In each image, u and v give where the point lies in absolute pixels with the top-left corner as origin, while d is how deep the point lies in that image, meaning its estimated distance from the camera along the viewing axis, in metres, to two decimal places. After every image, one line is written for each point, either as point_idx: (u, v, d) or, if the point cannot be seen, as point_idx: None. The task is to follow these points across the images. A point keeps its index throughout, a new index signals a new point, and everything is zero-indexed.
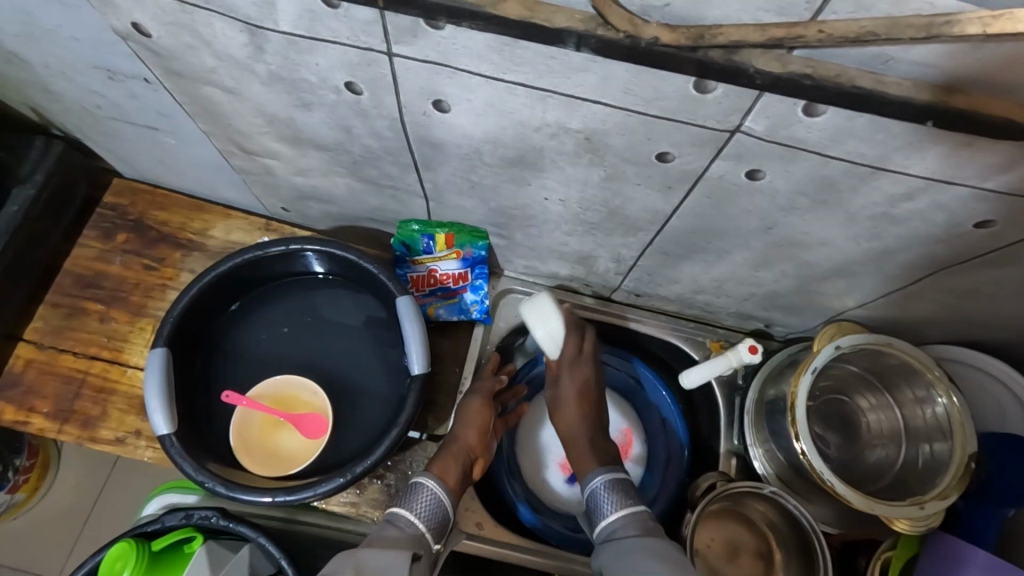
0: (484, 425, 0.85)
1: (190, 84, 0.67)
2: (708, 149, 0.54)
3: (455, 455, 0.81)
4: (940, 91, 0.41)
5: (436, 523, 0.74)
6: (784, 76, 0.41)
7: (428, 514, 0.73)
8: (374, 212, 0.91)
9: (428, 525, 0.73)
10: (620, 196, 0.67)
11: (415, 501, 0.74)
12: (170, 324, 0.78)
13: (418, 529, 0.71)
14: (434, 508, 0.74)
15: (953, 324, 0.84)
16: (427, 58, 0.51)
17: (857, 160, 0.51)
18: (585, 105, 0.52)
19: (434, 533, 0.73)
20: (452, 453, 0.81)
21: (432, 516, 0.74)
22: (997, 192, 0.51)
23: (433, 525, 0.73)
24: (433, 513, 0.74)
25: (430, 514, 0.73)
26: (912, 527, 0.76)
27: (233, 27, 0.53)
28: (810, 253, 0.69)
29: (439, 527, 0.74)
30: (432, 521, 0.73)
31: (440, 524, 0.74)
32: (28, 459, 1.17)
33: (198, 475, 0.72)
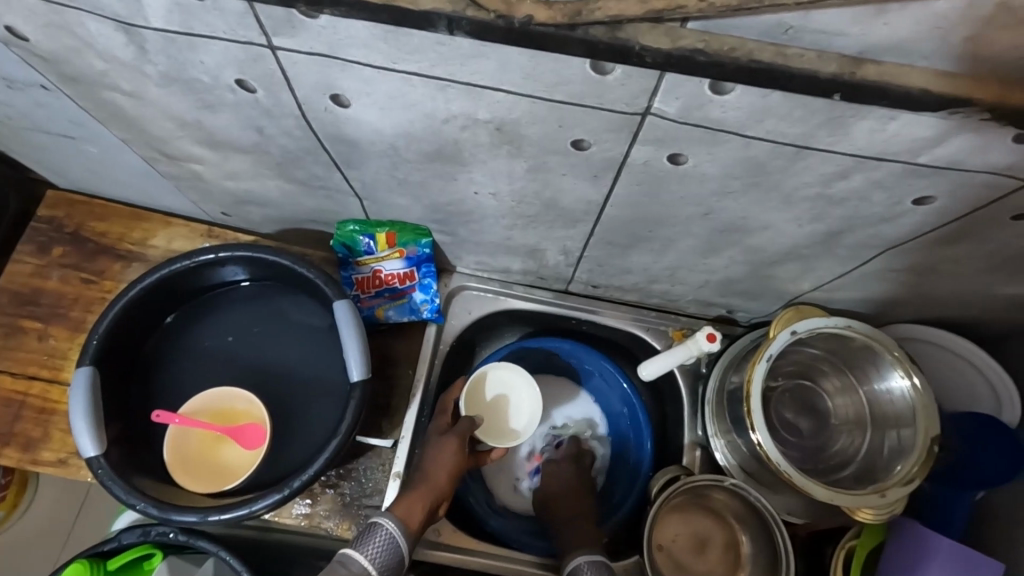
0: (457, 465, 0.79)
1: (89, 88, 0.63)
2: (624, 134, 0.50)
3: (425, 495, 0.74)
4: (847, 61, 0.37)
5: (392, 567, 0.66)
6: (674, 52, 0.37)
7: (383, 559, 0.65)
8: (313, 213, 0.86)
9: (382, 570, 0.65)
10: (550, 188, 0.62)
11: (369, 542, 0.66)
12: (98, 339, 0.75)
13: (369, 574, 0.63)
14: (392, 551, 0.66)
15: (920, 306, 0.79)
16: (313, 50, 0.47)
17: (778, 141, 0.46)
18: (487, 93, 0.48)
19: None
20: (422, 491, 0.74)
21: (387, 560, 0.66)
22: (933, 168, 0.47)
23: (388, 568, 0.66)
24: (388, 555, 0.66)
25: (387, 559, 0.66)
26: (875, 517, 0.74)
27: (108, 25, 0.50)
28: (755, 238, 0.65)
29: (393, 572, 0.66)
30: (385, 567, 0.65)
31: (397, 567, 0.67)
32: (5, 478, 1.14)
33: (129, 498, 0.69)
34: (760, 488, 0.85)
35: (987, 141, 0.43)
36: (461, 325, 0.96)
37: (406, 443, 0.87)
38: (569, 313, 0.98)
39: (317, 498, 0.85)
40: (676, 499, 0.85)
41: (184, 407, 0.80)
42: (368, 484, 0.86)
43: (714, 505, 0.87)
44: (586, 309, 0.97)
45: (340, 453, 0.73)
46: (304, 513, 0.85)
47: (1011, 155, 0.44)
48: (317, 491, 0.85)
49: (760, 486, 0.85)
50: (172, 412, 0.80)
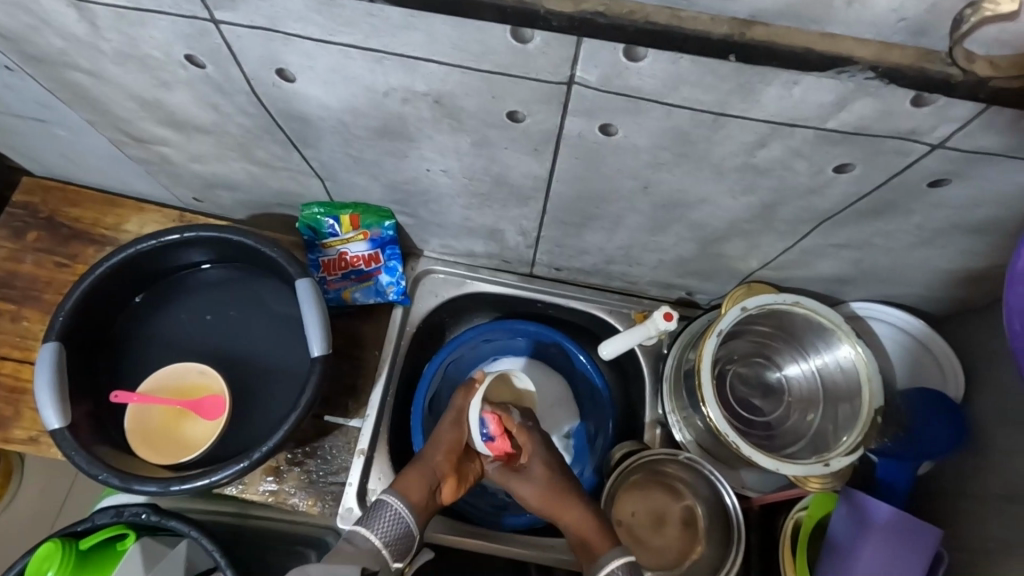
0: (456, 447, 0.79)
1: (51, 69, 0.65)
2: (554, 105, 0.53)
3: (423, 472, 0.76)
4: (737, 23, 0.39)
5: (400, 542, 0.70)
6: (577, 15, 0.39)
7: (389, 533, 0.69)
8: (279, 196, 0.87)
9: (388, 544, 0.69)
10: (495, 162, 0.65)
11: (377, 518, 0.70)
12: (63, 316, 0.77)
13: (375, 546, 0.68)
14: (399, 529, 0.70)
15: (866, 283, 0.81)
16: (254, 23, 0.50)
17: (695, 108, 0.49)
18: (420, 64, 0.51)
19: (394, 551, 0.69)
20: (420, 469, 0.76)
21: (396, 533, 0.70)
22: (842, 133, 0.50)
23: (396, 544, 0.69)
24: (395, 529, 0.70)
25: (395, 534, 0.69)
26: (824, 486, 0.78)
27: (60, 2, 0.53)
28: (697, 212, 0.68)
29: (402, 544, 0.70)
30: (392, 539, 0.69)
31: (404, 543, 0.70)
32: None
33: (91, 468, 0.71)
34: (715, 463, 0.87)
35: (886, 104, 0.46)
36: (427, 308, 0.98)
37: (371, 420, 0.89)
38: (534, 295, 1.00)
39: (283, 475, 0.86)
40: (634, 476, 0.87)
41: (144, 385, 0.82)
42: (334, 462, 0.88)
43: (671, 481, 0.88)
44: (552, 291, 0.99)
45: (301, 425, 0.75)
46: (270, 490, 0.86)
47: (912, 119, 0.47)
48: (281, 469, 0.87)
49: (715, 461, 0.87)
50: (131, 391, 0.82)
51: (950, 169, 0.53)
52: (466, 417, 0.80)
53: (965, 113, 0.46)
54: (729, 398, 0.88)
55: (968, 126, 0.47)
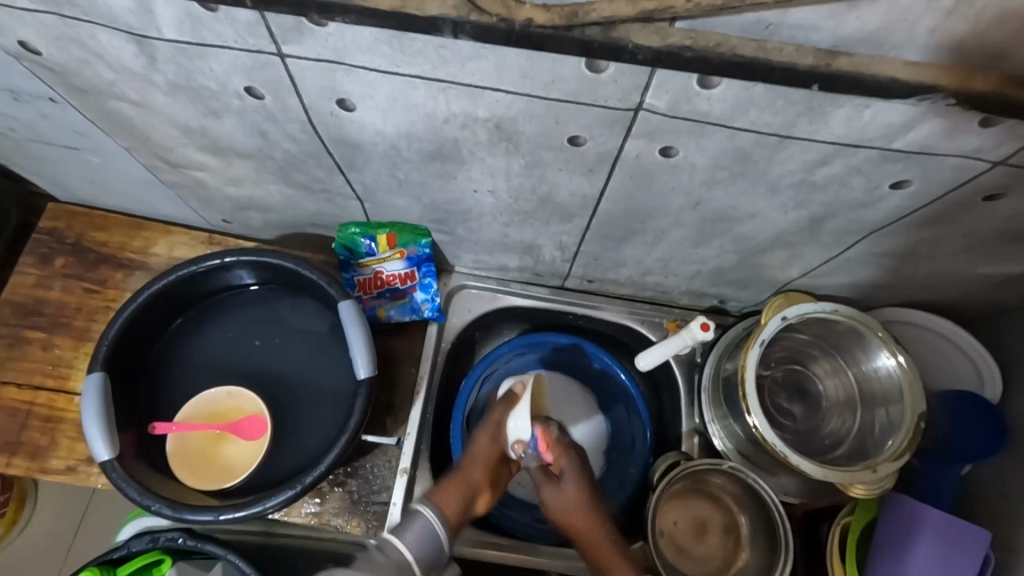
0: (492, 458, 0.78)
1: (96, 99, 0.65)
2: (617, 129, 0.53)
3: (461, 486, 0.75)
4: (823, 53, 0.42)
5: (429, 556, 0.67)
6: (664, 48, 0.41)
7: (421, 548, 0.66)
8: (313, 217, 0.87)
9: (418, 558, 0.66)
10: (546, 183, 0.65)
11: (408, 531, 0.67)
12: (106, 346, 0.77)
13: (404, 558, 0.65)
14: (430, 538, 0.68)
15: (903, 289, 0.82)
16: (320, 56, 0.50)
17: (762, 130, 0.50)
18: (486, 93, 0.51)
19: (424, 565, 0.66)
20: (458, 484, 0.75)
21: (425, 546, 0.67)
22: (905, 152, 0.51)
23: (426, 559, 0.66)
24: (425, 543, 0.67)
25: (427, 546, 0.67)
26: (869, 492, 0.77)
27: (119, 37, 0.53)
28: (743, 226, 0.68)
29: (432, 559, 0.67)
30: (423, 551, 0.66)
31: (433, 557, 0.68)
32: (5, 493, 1.14)
33: (143, 499, 0.71)
34: (759, 471, 0.87)
35: (954, 125, 0.47)
36: (460, 323, 0.97)
37: (412, 439, 0.88)
38: (566, 307, 0.99)
39: (326, 496, 0.86)
40: (677, 485, 0.88)
41: (180, 413, 0.81)
42: (376, 481, 0.87)
43: (711, 490, 0.89)
44: (584, 303, 0.99)
45: (349, 448, 0.74)
46: (313, 512, 0.85)
47: (976, 138, 0.48)
48: (325, 490, 0.86)
49: (757, 469, 0.87)
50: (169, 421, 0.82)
51: (1004, 183, 0.54)
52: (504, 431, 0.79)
53: None
54: (768, 404, 0.88)
55: None
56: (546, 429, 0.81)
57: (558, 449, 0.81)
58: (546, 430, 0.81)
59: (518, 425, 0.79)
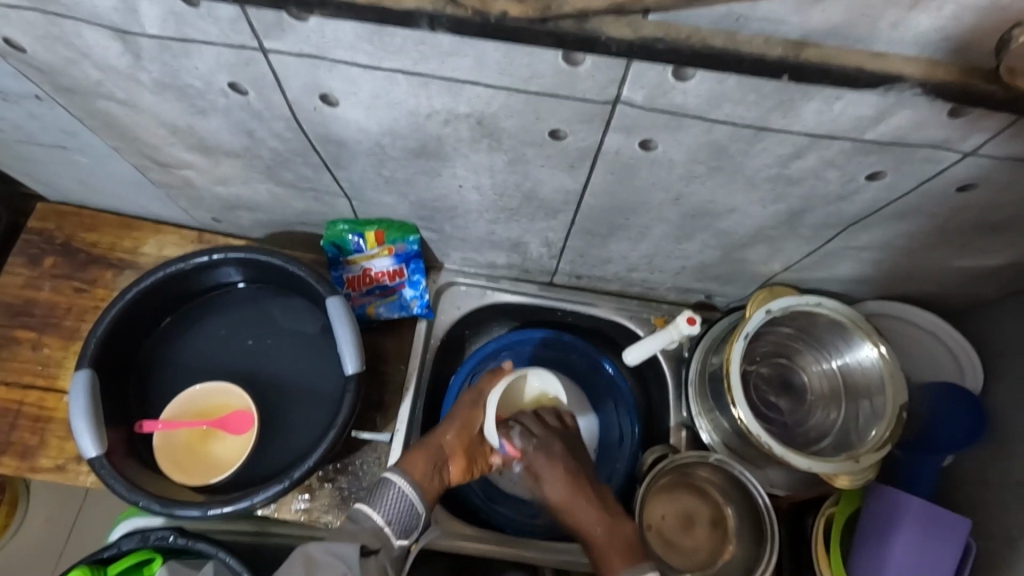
0: (467, 420, 0.78)
1: (83, 98, 0.65)
2: (596, 124, 0.54)
3: (433, 450, 0.75)
4: (791, 45, 0.43)
5: (402, 522, 0.70)
6: (636, 41, 0.43)
7: (392, 512, 0.70)
8: (301, 215, 0.87)
9: (390, 522, 0.69)
10: (530, 179, 0.65)
11: (381, 499, 0.70)
12: (95, 344, 0.77)
13: (377, 524, 0.68)
14: (403, 507, 0.70)
15: (885, 282, 0.83)
16: (302, 52, 0.51)
17: (737, 123, 0.51)
18: (467, 88, 0.52)
19: (396, 529, 0.70)
20: (429, 447, 0.75)
21: (396, 513, 0.70)
22: (878, 144, 0.52)
23: (399, 523, 0.70)
24: (398, 510, 0.70)
25: (397, 512, 0.70)
26: (854, 483, 0.77)
27: (104, 35, 0.53)
28: (725, 221, 0.69)
29: (404, 525, 0.70)
30: (394, 517, 0.70)
31: (407, 523, 0.71)
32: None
33: (131, 495, 0.71)
34: (745, 463, 0.88)
35: (924, 116, 0.48)
36: (449, 320, 0.97)
37: (401, 435, 0.88)
38: (555, 304, 1.00)
39: (316, 493, 0.85)
40: (665, 478, 0.88)
41: (167, 410, 0.82)
42: (366, 478, 0.86)
43: (698, 483, 0.90)
44: (572, 299, 0.99)
45: (338, 443, 0.75)
46: (303, 508, 0.85)
47: (945, 129, 0.50)
48: (314, 487, 0.85)
49: (743, 461, 0.88)
50: (156, 419, 0.82)
51: (975, 174, 0.56)
52: (485, 399, 0.80)
53: (996, 123, 0.49)
54: (754, 398, 0.89)
55: (1000, 135, 0.50)
56: (511, 438, 0.80)
57: (526, 454, 0.80)
58: (510, 439, 0.80)
59: (488, 422, 0.79)
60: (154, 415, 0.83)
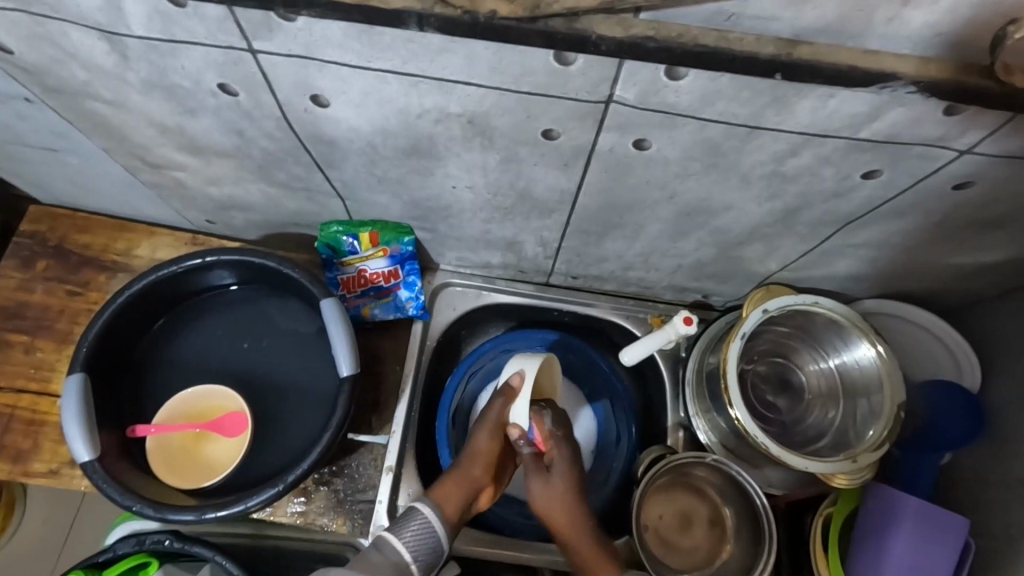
0: (493, 449, 0.79)
1: (72, 99, 0.65)
2: (589, 122, 0.53)
3: (465, 486, 0.75)
4: (783, 42, 0.43)
5: (428, 556, 0.70)
6: (627, 39, 0.42)
7: (418, 544, 0.69)
8: (295, 216, 0.87)
9: (416, 558, 0.69)
10: (524, 178, 0.65)
11: (405, 528, 0.70)
12: (86, 347, 0.76)
13: (403, 558, 0.67)
14: (428, 539, 0.70)
15: (882, 280, 0.83)
16: (291, 52, 0.50)
17: (731, 121, 0.51)
18: (458, 87, 0.51)
19: (423, 565, 0.69)
20: (461, 483, 0.75)
21: (424, 545, 0.70)
22: (872, 141, 0.52)
23: (425, 558, 0.69)
24: (424, 542, 0.69)
25: (424, 545, 0.69)
26: (851, 481, 0.78)
27: (90, 35, 0.53)
28: (720, 219, 0.69)
29: (431, 559, 0.70)
30: (422, 553, 0.69)
31: (433, 556, 0.70)
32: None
33: (124, 500, 0.70)
34: (742, 463, 0.88)
35: (919, 113, 0.48)
36: (445, 321, 0.97)
37: (397, 437, 0.87)
38: (551, 304, 0.99)
39: (311, 495, 0.85)
40: (662, 479, 0.88)
41: (159, 414, 0.81)
42: (361, 480, 0.86)
43: (696, 483, 0.89)
44: (569, 299, 0.98)
45: (332, 446, 0.74)
46: (298, 511, 0.84)
47: (941, 126, 0.49)
48: (309, 489, 0.85)
49: (739, 461, 0.88)
50: (149, 423, 0.81)
51: (971, 171, 0.55)
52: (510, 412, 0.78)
53: (992, 119, 0.48)
54: (750, 398, 0.88)
55: (995, 132, 0.50)
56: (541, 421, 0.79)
57: (551, 442, 0.79)
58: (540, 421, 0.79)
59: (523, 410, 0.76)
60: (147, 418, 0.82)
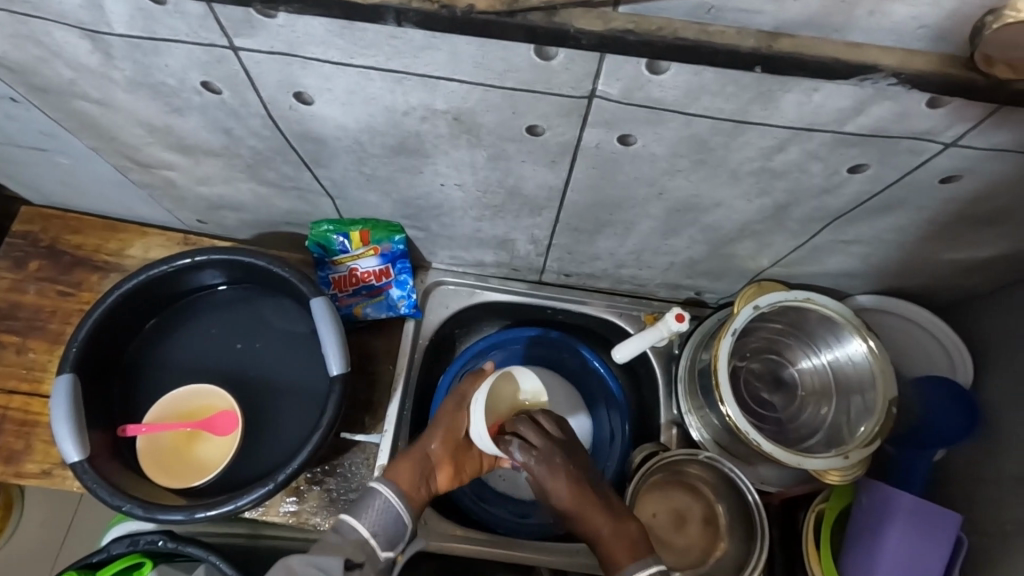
0: (454, 428, 0.77)
1: (59, 99, 0.65)
2: (574, 118, 0.53)
3: (417, 459, 0.73)
4: (764, 36, 0.42)
5: (389, 531, 0.68)
6: (606, 33, 0.42)
7: (378, 522, 0.67)
8: (286, 215, 0.86)
9: (376, 534, 0.67)
10: (512, 175, 0.65)
11: (366, 508, 0.68)
12: (76, 347, 0.76)
13: (362, 536, 0.66)
14: (388, 517, 0.68)
15: (875, 276, 0.82)
16: (273, 49, 0.50)
17: (716, 117, 0.51)
18: (442, 84, 0.51)
19: (379, 541, 0.67)
20: (414, 456, 0.73)
21: (385, 524, 0.67)
22: (859, 135, 0.52)
23: (385, 533, 0.67)
24: (384, 519, 0.67)
25: (384, 523, 0.67)
26: (844, 478, 0.77)
27: (73, 33, 0.53)
28: (710, 216, 0.68)
29: (388, 535, 0.67)
30: (379, 527, 0.67)
31: (393, 532, 0.68)
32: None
33: (114, 500, 0.70)
34: (735, 460, 0.87)
35: (904, 107, 0.48)
36: (438, 320, 0.96)
37: (389, 436, 0.87)
38: (544, 302, 0.99)
39: (303, 495, 0.84)
40: (655, 476, 0.88)
41: (150, 413, 0.81)
42: (354, 479, 0.86)
43: (690, 481, 0.89)
44: (562, 297, 0.98)
45: (323, 445, 0.74)
46: (291, 511, 0.84)
47: (927, 120, 0.49)
48: (302, 489, 0.85)
49: (734, 458, 0.87)
50: (140, 423, 0.81)
51: (960, 165, 0.55)
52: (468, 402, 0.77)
53: (978, 112, 0.48)
54: (743, 395, 0.88)
55: (982, 125, 0.49)
56: (525, 427, 0.76)
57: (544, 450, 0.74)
58: (512, 426, 0.76)
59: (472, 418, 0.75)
60: (137, 418, 0.82)
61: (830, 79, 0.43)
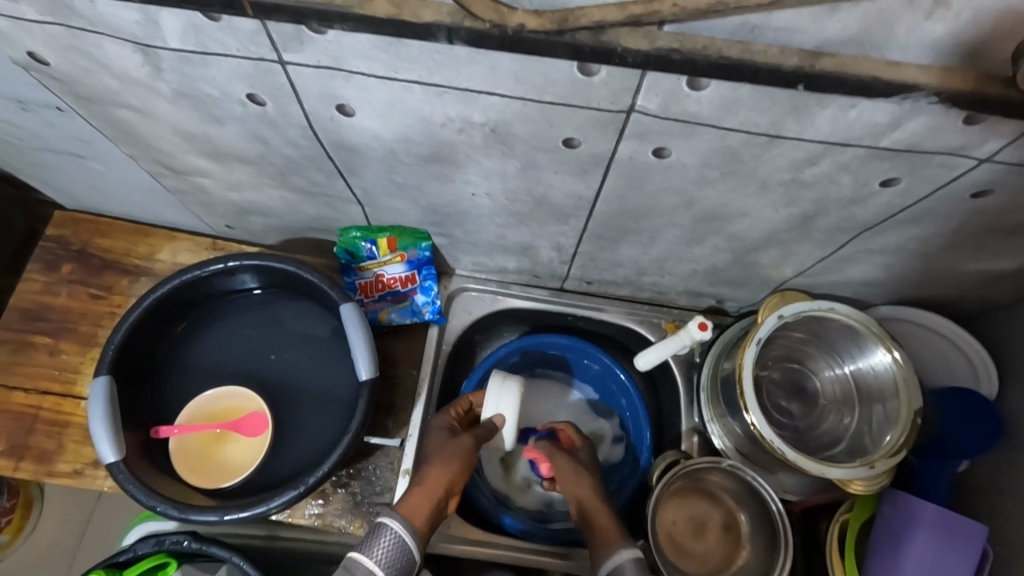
0: (462, 456, 0.71)
1: (102, 108, 0.66)
2: (609, 131, 0.54)
3: (431, 491, 0.64)
4: (806, 54, 0.44)
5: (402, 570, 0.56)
6: (652, 51, 0.43)
7: (391, 561, 0.56)
8: (314, 221, 0.88)
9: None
10: (542, 185, 0.66)
11: (375, 543, 0.56)
12: (112, 350, 0.78)
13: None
14: (400, 556, 0.57)
15: (900, 287, 0.83)
16: (319, 63, 0.52)
17: (752, 131, 0.52)
18: (482, 97, 0.52)
19: None
20: (426, 486, 0.65)
21: (395, 561, 0.56)
22: (892, 150, 0.52)
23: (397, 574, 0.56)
24: (397, 557, 0.56)
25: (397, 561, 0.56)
26: (868, 488, 0.77)
27: (124, 47, 0.54)
28: (737, 226, 0.69)
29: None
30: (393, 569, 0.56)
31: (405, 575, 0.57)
32: (11, 499, 1.14)
33: (148, 501, 0.71)
34: (757, 468, 0.88)
35: (938, 123, 0.49)
36: (460, 324, 0.97)
37: (413, 440, 0.88)
38: (565, 308, 1.00)
39: (329, 498, 0.85)
40: (676, 484, 0.88)
41: (181, 416, 0.83)
42: (378, 482, 0.87)
43: (710, 488, 0.90)
44: (584, 303, 0.99)
45: (352, 449, 0.75)
46: (317, 513, 0.85)
47: (961, 136, 0.50)
48: (328, 491, 0.86)
49: (755, 466, 0.87)
50: (171, 425, 0.83)
51: (991, 180, 0.56)
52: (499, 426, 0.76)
53: (1012, 129, 0.49)
54: (766, 403, 0.89)
55: (1014, 141, 0.50)
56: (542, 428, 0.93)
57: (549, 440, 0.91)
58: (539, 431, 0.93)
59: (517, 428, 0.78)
60: (167, 420, 0.84)
61: (869, 97, 0.44)
